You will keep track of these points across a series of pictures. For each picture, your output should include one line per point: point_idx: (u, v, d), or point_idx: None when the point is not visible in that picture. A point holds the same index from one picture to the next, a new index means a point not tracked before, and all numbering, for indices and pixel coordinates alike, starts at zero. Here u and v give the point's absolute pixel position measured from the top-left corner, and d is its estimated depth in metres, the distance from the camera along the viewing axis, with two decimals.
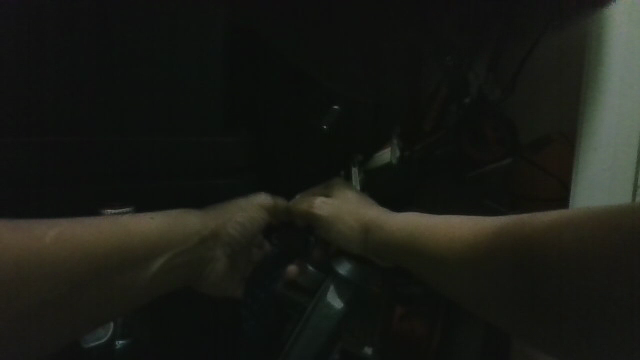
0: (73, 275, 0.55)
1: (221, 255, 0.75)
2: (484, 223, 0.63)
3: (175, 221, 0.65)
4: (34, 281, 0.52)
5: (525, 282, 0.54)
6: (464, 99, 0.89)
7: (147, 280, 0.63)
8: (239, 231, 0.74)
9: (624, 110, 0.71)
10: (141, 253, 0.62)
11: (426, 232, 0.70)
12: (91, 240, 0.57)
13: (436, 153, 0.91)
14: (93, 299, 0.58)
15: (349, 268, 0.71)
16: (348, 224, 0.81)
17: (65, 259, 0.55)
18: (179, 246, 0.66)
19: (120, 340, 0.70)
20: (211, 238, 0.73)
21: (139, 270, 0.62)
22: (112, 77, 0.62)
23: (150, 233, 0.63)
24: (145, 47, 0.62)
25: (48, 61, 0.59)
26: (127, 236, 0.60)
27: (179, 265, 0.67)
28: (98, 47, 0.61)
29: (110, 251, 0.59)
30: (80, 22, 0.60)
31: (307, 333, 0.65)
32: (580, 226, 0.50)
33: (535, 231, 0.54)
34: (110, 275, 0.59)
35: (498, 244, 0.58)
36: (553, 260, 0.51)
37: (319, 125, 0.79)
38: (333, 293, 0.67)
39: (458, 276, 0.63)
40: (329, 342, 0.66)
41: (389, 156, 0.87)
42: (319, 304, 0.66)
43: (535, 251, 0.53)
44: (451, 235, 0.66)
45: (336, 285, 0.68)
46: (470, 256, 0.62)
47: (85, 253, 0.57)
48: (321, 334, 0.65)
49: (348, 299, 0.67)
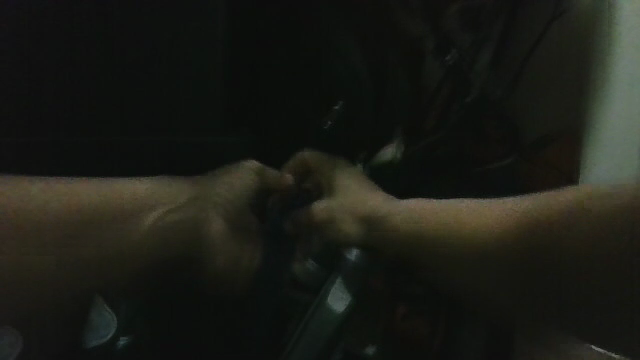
0: (79, 242, 0.64)
1: (216, 218, 0.69)
2: (500, 211, 0.63)
3: (161, 187, 0.66)
4: (42, 243, 0.62)
5: (524, 263, 0.60)
6: (465, 97, 0.88)
7: (134, 241, 0.66)
8: (229, 193, 0.69)
9: None
10: (128, 207, 0.65)
11: (438, 218, 0.67)
12: (90, 193, 0.64)
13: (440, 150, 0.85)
14: (95, 258, 0.64)
15: (358, 255, 0.63)
16: (348, 218, 0.69)
17: (75, 224, 0.63)
18: (174, 201, 0.67)
19: (122, 337, 0.62)
20: (203, 203, 0.69)
21: (125, 226, 0.66)
22: (109, 70, 0.63)
23: (150, 192, 0.66)
24: (143, 40, 0.63)
25: (49, 53, 0.63)
26: (126, 196, 0.65)
27: (174, 223, 0.67)
28: (98, 42, 0.63)
29: (102, 216, 0.64)
30: (82, 19, 0.62)
31: (307, 337, 0.57)
32: (590, 213, 0.54)
33: (544, 217, 0.58)
34: (101, 239, 0.64)
35: (504, 229, 0.61)
36: (562, 249, 0.56)
37: (320, 121, 0.78)
38: (336, 293, 0.58)
39: (473, 266, 0.64)
40: (329, 348, 0.57)
41: (390, 155, 0.81)
42: (319, 304, 0.58)
43: (549, 226, 0.57)
44: (473, 223, 0.64)
45: (342, 279, 0.60)
46: (480, 246, 0.63)
47: (87, 217, 0.64)
48: (320, 339, 0.56)
49: (351, 298, 0.58)
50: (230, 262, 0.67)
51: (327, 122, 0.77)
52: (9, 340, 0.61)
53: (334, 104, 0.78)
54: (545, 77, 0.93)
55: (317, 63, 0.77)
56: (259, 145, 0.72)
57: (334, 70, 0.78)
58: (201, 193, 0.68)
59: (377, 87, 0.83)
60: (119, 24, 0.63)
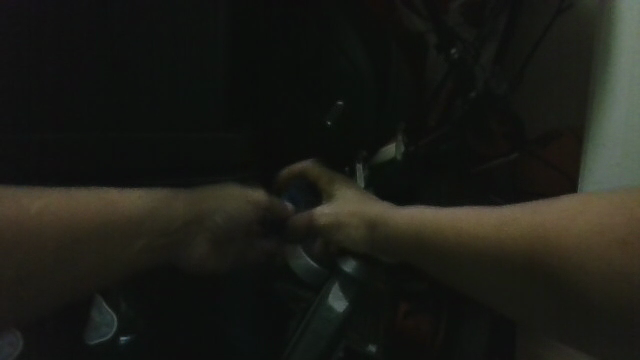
0: (65, 245, 0.59)
1: (204, 244, 0.66)
2: (500, 214, 0.59)
3: (157, 206, 0.62)
4: (25, 243, 0.58)
5: (535, 280, 0.55)
6: (469, 94, 0.83)
7: (130, 256, 0.62)
8: (226, 221, 0.65)
9: (632, 108, 0.69)
10: (120, 224, 0.60)
11: (438, 220, 0.61)
12: (92, 203, 0.60)
13: (442, 148, 0.83)
14: (89, 261, 0.60)
15: (356, 265, 0.59)
16: (352, 227, 0.64)
17: (63, 222, 0.59)
18: (167, 223, 0.62)
19: (123, 335, 0.62)
20: (194, 225, 0.64)
21: (117, 243, 0.61)
22: (110, 71, 0.62)
23: (144, 208, 0.62)
24: (145, 40, 0.62)
25: (47, 52, 0.60)
26: (120, 211, 0.61)
27: (160, 248, 0.63)
28: (98, 41, 0.61)
29: (85, 225, 0.59)
30: (81, 17, 0.60)
31: (307, 337, 0.55)
32: (596, 225, 0.53)
33: (555, 226, 0.55)
34: (83, 250, 0.60)
35: (504, 240, 0.57)
36: (561, 265, 0.54)
37: (321, 118, 0.79)
38: (337, 293, 0.57)
39: (472, 272, 0.59)
40: (332, 350, 0.55)
41: (394, 152, 0.77)
42: (319, 305, 0.56)
43: (559, 247, 0.54)
44: (471, 225, 0.59)
45: (340, 284, 0.57)
46: (483, 253, 0.57)
47: (76, 222, 0.59)
48: (322, 337, 0.54)
49: (351, 299, 0.56)
50: (214, 257, 0.68)
51: (328, 122, 0.78)
52: (10, 340, 0.62)
53: (336, 100, 0.78)
54: (544, 81, 0.97)
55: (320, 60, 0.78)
56: (262, 140, 0.75)
57: (336, 65, 0.78)
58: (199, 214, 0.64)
59: (381, 84, 0.82)
60: (120, 24, 0.61)
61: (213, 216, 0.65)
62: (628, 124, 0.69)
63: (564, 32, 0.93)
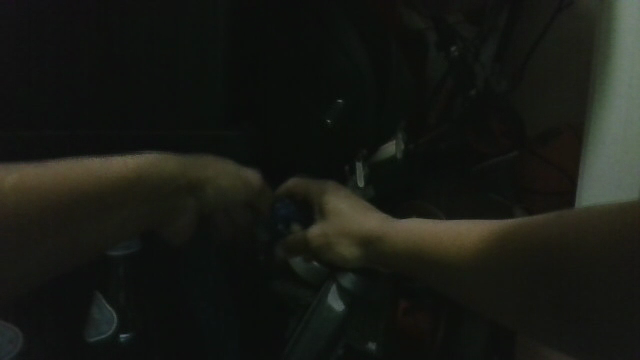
0: (43, 221, 0.52)
1: (189, 209, 0.65)
2: (501, 227, 0.52)
3: (148, 165, 0.59)
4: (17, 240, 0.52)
5: (540, 299, 0.49)
6: (469, 91, 0.88)
7: (110, 223, 0.58)
8: (221, 192, 0.65)
9: (629, 107, 0.62)
10: (97, 190, 0.55)
11: (434, 236, 0.57)
12: (75, 171, 0.55)
13: (442, 147, 0.88)
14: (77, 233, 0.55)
15: (351, 279, 0.62)
16: (346, 245, 0.64)
17: (48, 190, 0.52)
18: (150, 195, 0.60)
19: (123, 333, 0.64)
20: (185, 189, 0.63)
21: (104, 210, 0.56)
22: (112, 71, 0.62)
23: (122, 174, 0.57)
24: (144, 40, 0.61)
25: (47, 53, 0.60)
26: (99, 177, 0.56)
27: (140, 213, 0.61)
28: (99, 41, 0.61)
29: (70, 189, 0.54)
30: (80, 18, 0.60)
31: (306, 337, 0.61)
32: (608, 238, 0.44)
33: (553, 236, 0.48)
34: (68, 215, 0.54)
35: (506, 249, 0.50)
36: (562, 285, 0.47)
37: (322, 118, 0.78)
38: (334, 293, 0.62)
39: (468, 289, 0.54)
40: (332, 344, 0.62)
41: (393, 150, 0.77)
42: (319, 306, 0.62)
43: (565, 256, 0.47)
44: (470, 241, 0.54)
45: (337, 286, 0.62)
46: (482, 267, 0.52)
47: (50, 190, 0.52)
48: (321, 337, 0.61)
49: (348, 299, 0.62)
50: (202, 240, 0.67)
51: (328, 120, 0.77)
52: (10, 337, 0.58)
53: (337, 98, 0.77)
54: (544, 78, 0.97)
55: (320, 57, 0.76)
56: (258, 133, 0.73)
57: (337, 62, 0.76)
58: (186, 185, 0.63)
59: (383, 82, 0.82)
60: (119, 24, 0.61)
61: (196, 190, 0.64)
62: (628, 125, 0.62)
63: (565, 30, 0.93)
